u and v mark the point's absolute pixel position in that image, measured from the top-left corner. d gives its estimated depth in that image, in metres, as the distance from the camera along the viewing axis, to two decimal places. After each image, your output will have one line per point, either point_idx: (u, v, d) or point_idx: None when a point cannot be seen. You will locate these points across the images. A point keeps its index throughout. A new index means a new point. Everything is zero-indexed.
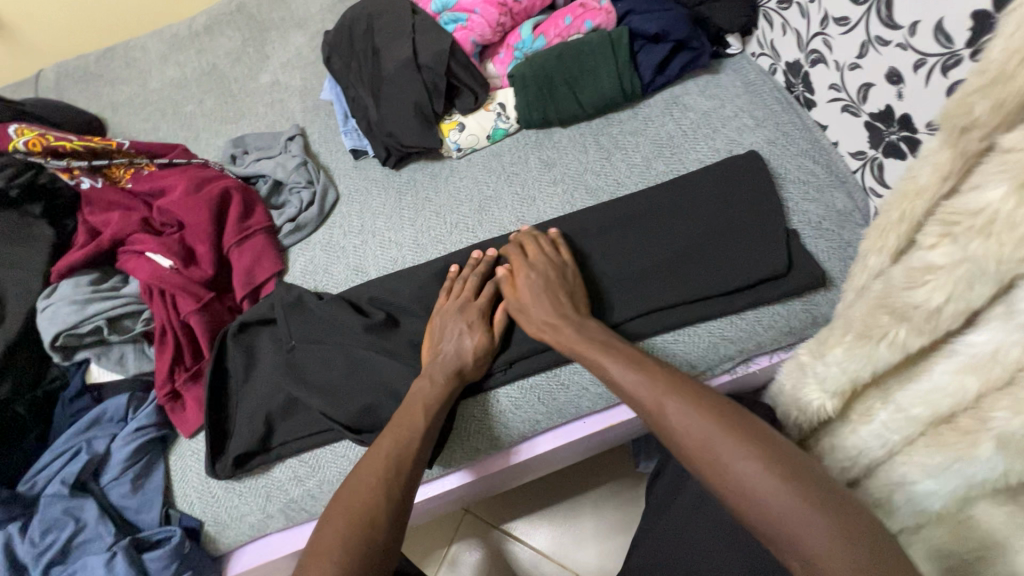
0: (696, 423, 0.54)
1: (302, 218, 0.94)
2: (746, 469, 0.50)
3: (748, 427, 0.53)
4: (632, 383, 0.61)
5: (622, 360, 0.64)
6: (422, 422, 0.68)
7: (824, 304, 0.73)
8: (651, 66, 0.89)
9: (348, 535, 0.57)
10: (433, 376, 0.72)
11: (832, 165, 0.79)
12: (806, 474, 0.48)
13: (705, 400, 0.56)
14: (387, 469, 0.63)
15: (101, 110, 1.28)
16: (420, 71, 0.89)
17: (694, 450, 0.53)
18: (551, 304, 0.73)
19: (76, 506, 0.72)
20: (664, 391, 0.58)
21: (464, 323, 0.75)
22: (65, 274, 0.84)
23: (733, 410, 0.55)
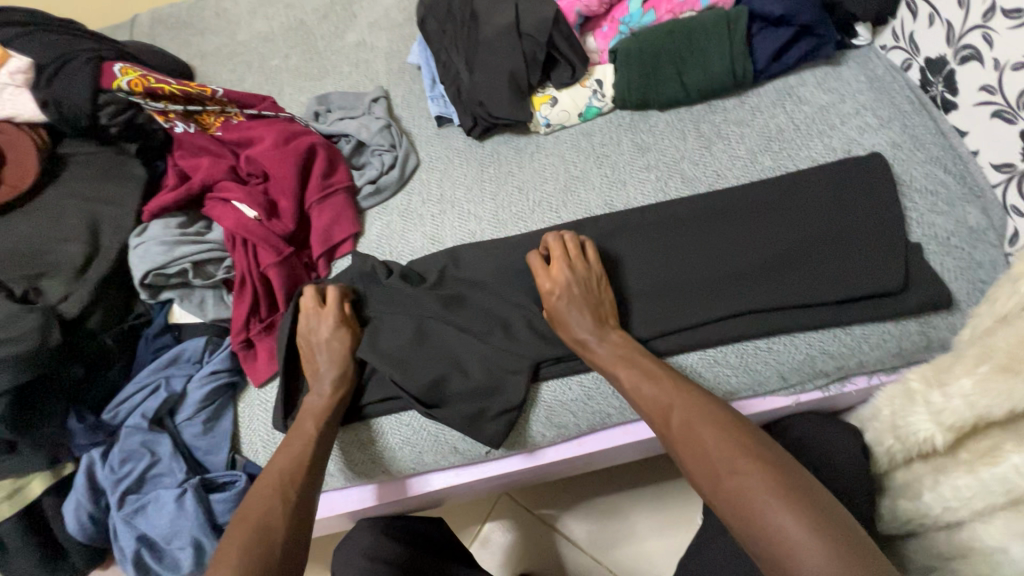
0: (701, 435, 0.56)
1: (382, 181, 0.93)
2: (739, 482, 0.51)
3: (757, 444, 0.54)
4: (651, 397, 0.62)
5: (638, 372, 0.64)
6: (309, 429, 0.69)
7: (943, 328, 0.67)
8: (768, 51, 0.82)
9: (248, 539, 0.57)
10: (321, 388, 0.73)
11: (967, 177, 0.71)
12: (803, 495, 0.48)
13: (711, 415, 0.57)
14: (280, 478, 0.64)
15: (190, 58, 1.30)
16: (521, 39, 0.86)
17: (695, 461, 0.55)
18: (590, 317, 0.68)
19: (152, 441, 0.75)
20: (675, 403, 0.60)
21: (327, 331, 0.75)
22: (156, 214, 0.86)
23: (742, 427, 0.56)
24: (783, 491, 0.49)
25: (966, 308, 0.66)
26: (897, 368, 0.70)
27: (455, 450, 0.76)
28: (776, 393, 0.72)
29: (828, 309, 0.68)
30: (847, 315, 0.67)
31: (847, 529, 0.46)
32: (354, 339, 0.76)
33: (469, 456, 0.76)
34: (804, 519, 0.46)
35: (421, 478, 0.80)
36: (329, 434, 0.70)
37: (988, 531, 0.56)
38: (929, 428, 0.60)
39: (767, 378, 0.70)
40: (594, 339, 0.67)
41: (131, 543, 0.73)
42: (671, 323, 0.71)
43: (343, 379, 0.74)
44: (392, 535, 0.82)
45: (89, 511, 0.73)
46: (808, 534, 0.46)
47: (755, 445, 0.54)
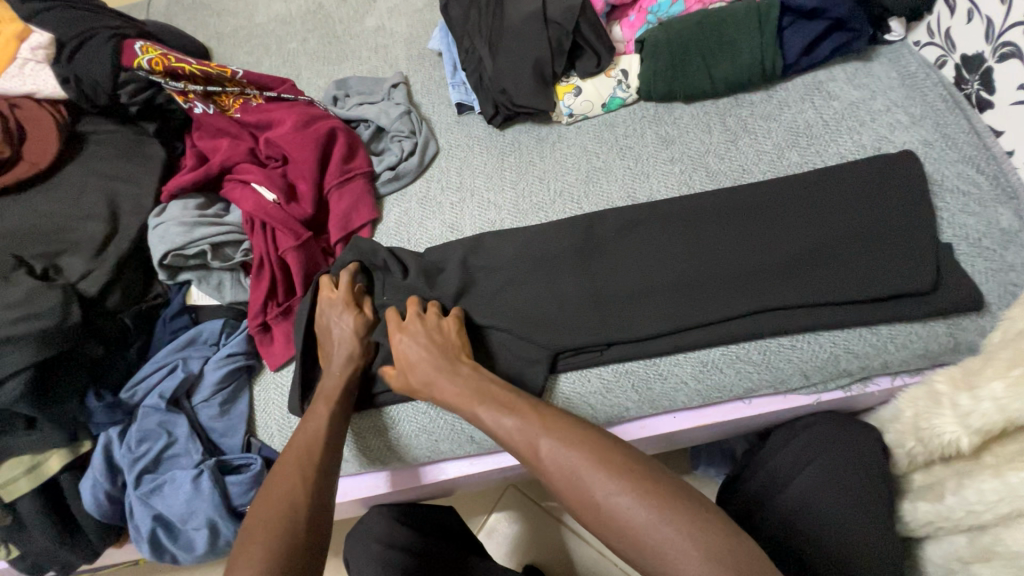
0: (569, 466, 0.53)
1: (402, 167, 0.92)
2: (619, 507, 0.49)
3: (625, 462, 0.52)
4: (503, 424, 0.60)
5: (497, 407, 0.62)
6: (323, 411, 0.69)
7: (972, 330, 0.66)
8: (799, 45, 0.81)
9: (273, 519, 0.57)
10: (330, 369, 0.73)
11: (1001, 178, 0.70)
12: (680, 506, 0.49)
13: (581, 437, 0.55)
14: (298, 459, 0.64)
15: (207, 39, 1.28)
16: (547, 25, 0.85)
17: (567, 493, 0.53)
18: (445, 360, 0.68)
19: (169, 421, 0.75)
20: (539, 431, 0.57)
21: (335, 316, 0.75)
22: (175, 195, 0.85)
23: (612, 444, 0.54)
24: (663, 507, 0.48)
25: (996, 310, 0.65)
26: (922, 370, 0.69)
27: (472, 440, 0.75)
28: (798, 392, 0.71)
29: (854, 308, 0.67)
30: (874, 314, 0.66)
31: (719, 531, 0.47)
32: (364, 323, 0.75)
33: (485, 445, 0.76)
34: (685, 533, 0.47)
35: (435, 467, 0.80)
36: (343, 415, 0.70)
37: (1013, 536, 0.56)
38: (954, 431, 0.59)
39: (789, 376, 0.69)
40: (439, 376, 0.67)
41: (147, 522, 0.73)
42: (692, 317, 0.70)
43: (354, 364, 0.73)
44: (404, 523, 0.82)
45: (106, 490, 0.73)
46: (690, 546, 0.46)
47: (624, 464, 0.52)
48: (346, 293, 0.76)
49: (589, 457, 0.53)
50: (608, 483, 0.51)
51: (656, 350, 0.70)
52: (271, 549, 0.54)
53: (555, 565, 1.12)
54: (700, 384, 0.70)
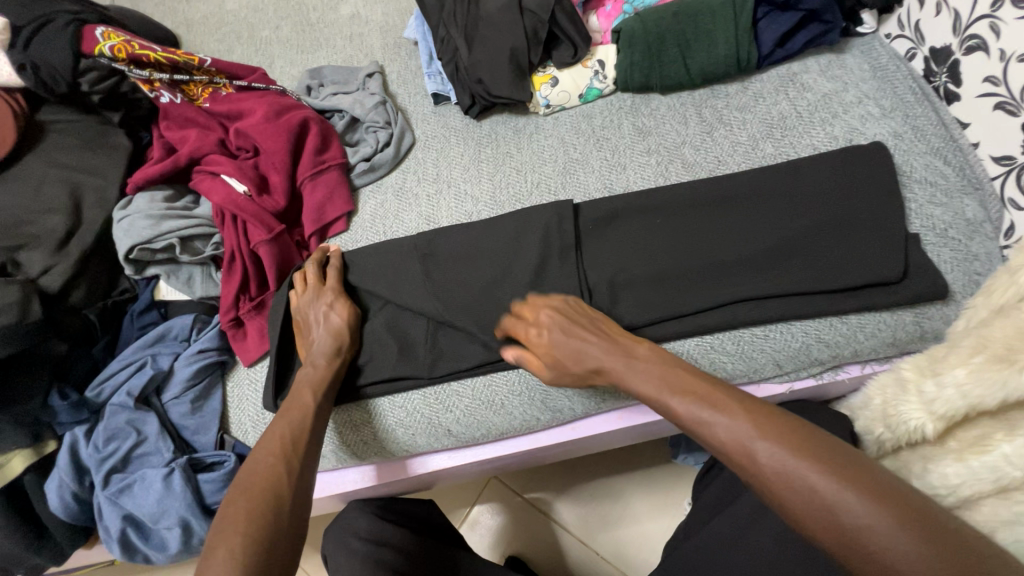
0: (806, 476, 0.44)
1: (377, 159, 0.91)
2: (883, 542, 0.40)
3: (878, 482, 0.43)
4: (714, 423, 0.51)
5: (693, 399, 0.54)
6: (308, 400, 0.68)
7: (937, 319, 0.67)
8: (773, 36, 0.81)
9: (255, 509, 0.56)
10: (314, 359, 0.71)
11: (967, 169, 0.71)
12: (963, 548, 0.39)
13: (809, 443, 0.47)
14: (280, 449, 0.62)
15: (176, 26, 1.24)
16: (522, 15, 0.84)
17: (806, 514, 0.44)
18: (599, 341, 0.65)
19: (138, 419, 0.73)
20: (754, 433, 0.48)
21: (324, 305, 0.74)
22: (141, 187, 0.83)
23: (848, 460, 0.45)
24: (928, 538, 0.39)
25: (961, 299, 0.67)
26: (890, 357, 0.71)
27: (450, 432, 0.75)
28: (771, 380, 0.72)
29: (825, 297, 0.68)
30: (845, 303, 0.67)
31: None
32: (352, 313, 0.75)
33: (463, 438, 0.76)
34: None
35: (415, 460, 0.79)
36: (326, 407, 0.69)
37: (975, 518, 0.56)
38: (919, 417, 0.59)
39: (763, 366, 0.70)
40: (611, 360, 0.63)
41: (116, 523, 0.71)
42: (668, 308, 0.70)
43: (340, 357, 0.72)
44: (383, 517, 0.82)
45: (72, 491, 0.71)
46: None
47: (878, 484, 0.43)
48: (336, 285, 0.76)
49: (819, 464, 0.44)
50: (863, 510, 0.41)
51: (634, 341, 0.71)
52: (252, 542, 0.52)
53: (537, 556, 1.12)
54: None
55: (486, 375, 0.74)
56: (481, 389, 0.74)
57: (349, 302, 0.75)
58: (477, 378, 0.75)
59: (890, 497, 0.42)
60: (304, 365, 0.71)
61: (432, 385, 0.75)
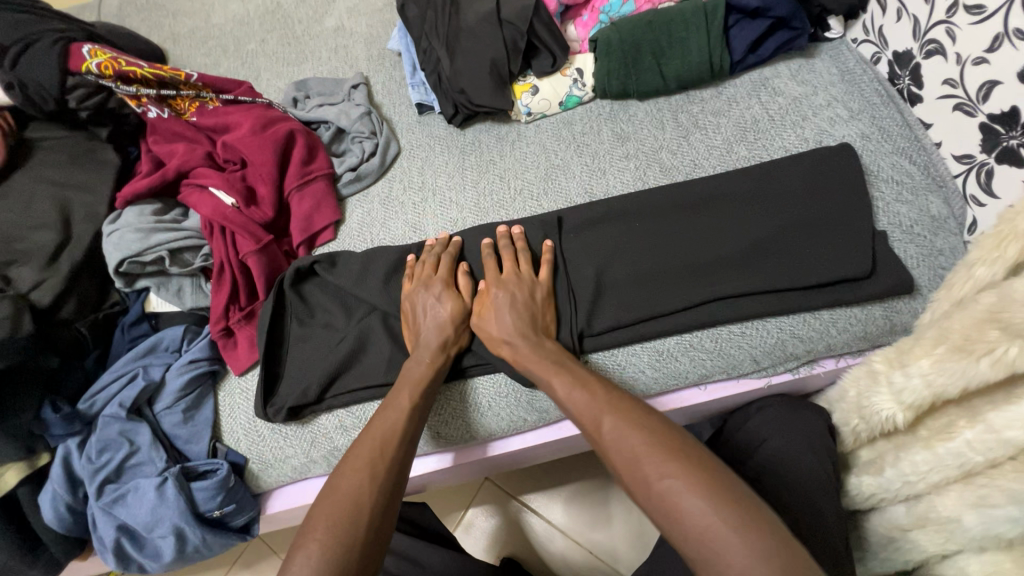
0: (632, 442, 0.55)
1: (363, 168, 0.92)
2: (670, 490, 0.50)
3: (683, 448, 0.53)
4: (576, 398, 0.62)
5: (568, 378, 0.64)
6: (405, 401, 0.68)
7: (906, 312, 0.70)
8: (744, 43, 0.84)
9: (336, 518, 0.56)
10: (420, 356, 0.72)
11: (931, 167, 0.74)
12: (732, 497, 0.48)
13: (648, 422, 0.56)
14: (371, 453, 0.63)
15: (162, 41, 1.25)
16: (501, 26, 0.86)
17: (624, 471, 0.54)
18: (528, 326, 0.70)
19: (131, 430, 0.74)
20: (605, 409, 0.59)
21: (433, 298, 0.74)
22: (130, 201, 0.85)
23: (670, 432, 0.55)
24: (715, 496, 0.48)
25: (927, 293, 0.70)
26: (863, 351, 0.73)
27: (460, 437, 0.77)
28: (749, 376, 0.74)
29: (798, 294, 0.70)
30: (817, 300, 0.70)
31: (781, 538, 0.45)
32: (461, 313, 0.74)
33: (451, 440, 0.77)
34: (728, 516, 0.46)
35: None
36: (421, 406, 0.69)
37: (943, 502, 0.58)
38: (890, 407, 0.61)
39: (740, 362, 0.72)
40: (524, 342, 0.69)
41: (111, 533, 0.72)
42: (648, 308, 0.72)
43: (442, 356, 0.72)
44: None
45: (66, 502, 0.72)
46: (727, 526, 0.46)
47: (685, 451, 0.52)
48: (446, 279, 0.76)
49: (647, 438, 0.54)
50: (662, 466, 0.51)
51: (613, 339, 0.72)
52: (327, 556, 0.53)
53: (532, 557, 1.13)
54: (655, 372, 0.73)
55: (473, 380, 0.76)
56: (469, 391, 0.76)
57: (456, 296, 0.75)
58: (463, 382, 0.76)
59: (687, 458, 0.52)
60: (409, 359, 0.72)
61: None
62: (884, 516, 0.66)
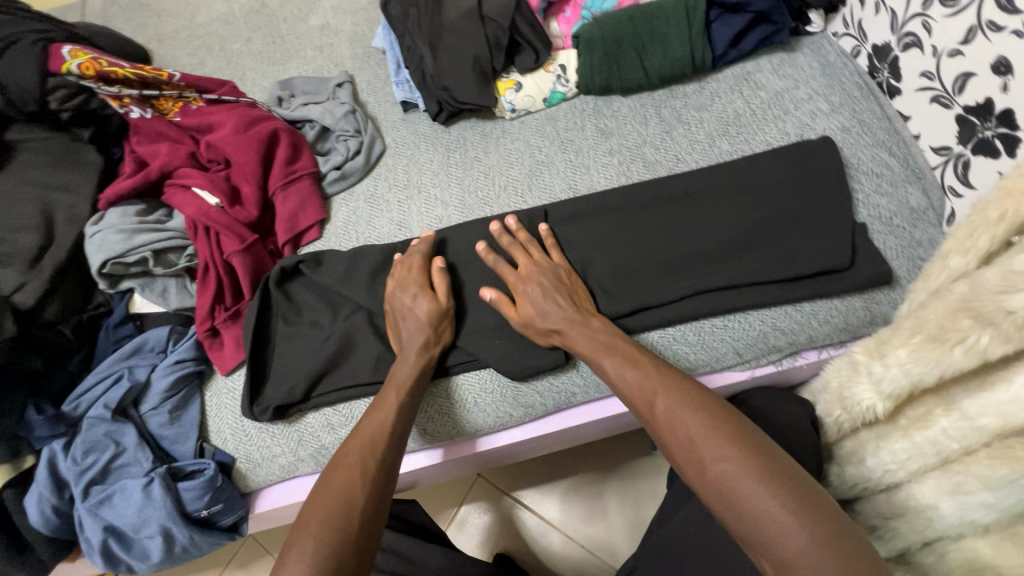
0: (688, 424, 0.55)
1: (348, 167, 0.92)
2: (725, 473, 0.50)
3: (739, 432, 0.53)
4: (627, 377, 0.63)
5: (620, 358, 0.65)
6: (393, 400, 0.68)
7: (885, 303, 0.71)
8: (726, 38, 0.84)
9: (329, 513, 0.57)
10: (406, 356, 0.72)
11: (910, 160, 0.74)
12: (786, 483, 0.48)
13: (701, 403, 0.57)
14: (362, 451, 0.63)
15: (147, 41, 1.25)
16: (484, 23, 0.86)
17: (680, 451, 0.55)
18: (568, 305, 0.70)
19: (117, 431, 0.74)
20: (659, 389, 0.60)
21: (410, 299, 0.74)
22: (113, 203, 0.84)
23: (725, 416, 0.55)
24: (770, 480, 0.48)
25: (906, 284, 0.70)
26: (844, 342, 0.74)
27: (444, 435, 0.77)
28: (733, 368, 0.75)
29: (779, 286, 0.71)
30: (798, 292, 0.70)
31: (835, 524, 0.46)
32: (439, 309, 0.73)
33: (438, 437, 0.77)
34: (785, 501, 0.47)
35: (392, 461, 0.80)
36: (408, 405, 0.69)
37: (922, 490, 0.59)
38: (870, 397, 0.61)
39: (723, 355, 0.73)
40: (571, 325, 0.69)
41: (97, 535, 0.71)
42: (632, 302, 0.73)
43: (428, 354, 0.72)
44: None
45: (52, 505, 0.72)
46: (785, 513, 0.47)
47: (742, 435, 0.53)
48: (421, 279, 0.75)
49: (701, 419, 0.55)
50: (718, 449, 0.52)
51: None
52: (319, 551, 0.53)
53: (525, 552, 1.14)
54: None
55: (457, 376, 0.77)
56: (454, 388, 0.76)
57: (431, 295, 0.74)
58: (447, 379, 0.77)
59: (742, 443, 0.52)
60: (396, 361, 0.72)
61: None
62: (867, 505, 0.67)
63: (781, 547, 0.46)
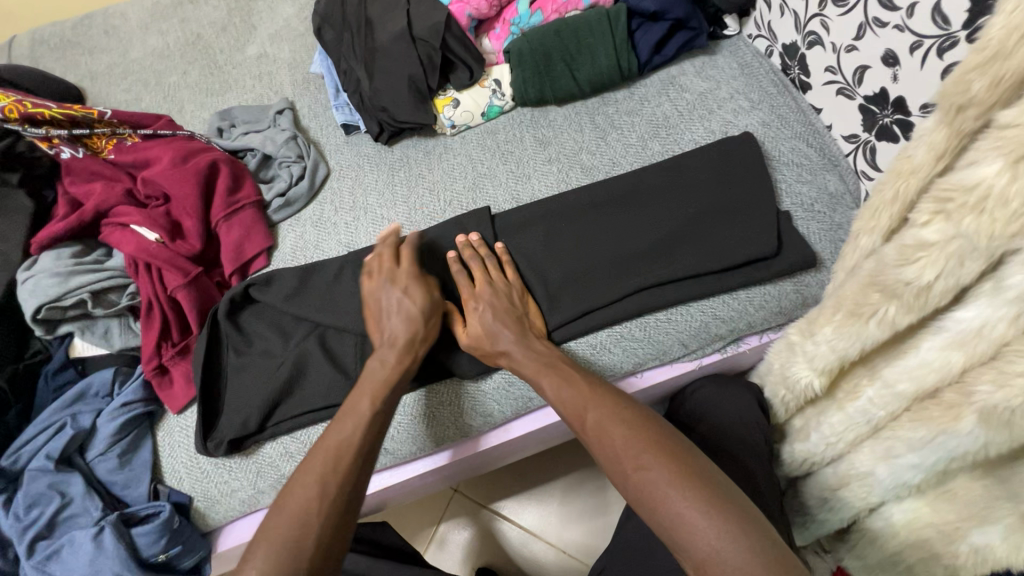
0: (613, 436, 0.57)
1: (292, 193, 0.92)
2: (646, 480, 0.52)
3: (662, 439, 0.55)
4: (559, 392, 0.64)
5: (556, 376, 0.65)
6: (370, 404, 0.66)
7: (814, 285, 0.75)
8: (649, 45, 0.88)
9: (290, 525, 0.56)
10: (383, 355, 0.70)
11: (825, 149, 0.79)
12: (704, 487, 0.50)
13: (627, 412, 0.58)
14: (325, 465, 0.60)
15: (79, 79, 1.22)
16: (415, 44, 0.89)
17: (606, 462, 0.56)
18: (513, 329, 0.71)
19: (62, 481, 0.71)
20: (588, 403, 0.61)
21: (397, 294, 0.73)
22: (46, 246, 0.82)
23: (648, 426, 0.57)
24: (687, 485, 0.50)
25: (831, 265, 0.75)
26: (782, 325, 0.78)
27: (408, 450, 0.77)
28: (681, 360, 0.77)
29: (715, 277, 0.74)
30: (733, 281, 0.73)
31: (748, 519, 0.48)
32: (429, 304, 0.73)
33: (400, 453, 0.77)
34: (698, 503, 0.49)
35: None
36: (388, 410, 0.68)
37: (860, 458, 0.62)
38: (807, 374, 0.65)
39: (670, 347, 0.75)
40: (517, 347, 0.69)
41: None
42: (579, 305, 0.75)
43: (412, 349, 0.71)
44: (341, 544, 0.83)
45: None
46: (700, 516, 0.48)
47: (662, 441, 0.55)
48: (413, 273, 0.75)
49: (625, 432, 0.56)
50: (638, 460, 0.53)
51: (565, 335, 0.74)
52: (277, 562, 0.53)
53: (507, 563, 1.14)
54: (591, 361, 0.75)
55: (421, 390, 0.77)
56: (413, 405, 0.77)
57: (422, 291, 0.74)
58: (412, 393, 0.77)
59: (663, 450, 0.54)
60: (374, 360, 0.70)
61: None
62: (819, 479, 0.70)
63: (697, 550, 0.47)
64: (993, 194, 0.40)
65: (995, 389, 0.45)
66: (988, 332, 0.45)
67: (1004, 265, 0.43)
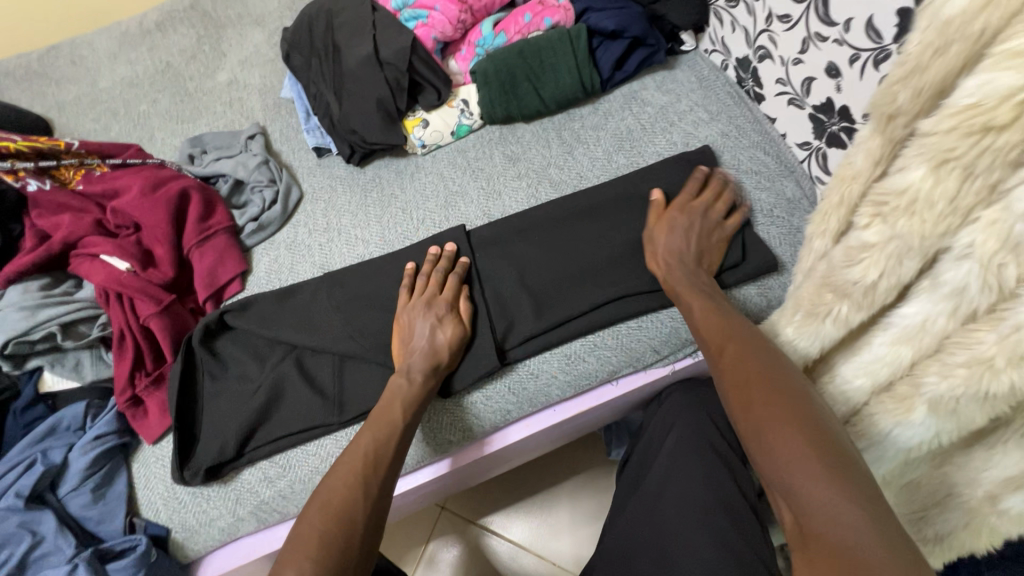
0: (748, 370, 0.54)
1: (265, 217, 0.93)
2: (758, 410, 0.50)
3: (794, 387, 0.51)
4: (706, 322, 0.64)
5: (707, 303, 0.66)
6: (398, 414, 0.68)
7: (778, 287, 0.77)
8: (610, 62, 0.91)
9: (327, 531, 0.56)
10: (410, 374, 0.71)
11: (781, 156, 0.83)
12: (826, 434, 0.46)
13: (766, 356, 0.55)
14: (356, 473, 0.62)
15: (47, 110, 1.21)
16: (383, 67, 0.90)
17: (733, 388, 0.55)
18: (691, 254, 0.73)
19: (33, 520, 0.69)
20: (734, 336, 0.59)
21: (431, 321, 0.75)
22: (13, 280, 0.82)
23: (784, 368, 0.54)
24: (801, 425, 0.47)
25: (792, 267, 0.77)
26: None
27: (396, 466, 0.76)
28: (654, 366, 0.79)
29: None
30: None
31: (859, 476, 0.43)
32: (461, 333, 0.75)
33: None
34: (810, 444, 0.45)
35: None
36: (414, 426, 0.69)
37: None
38: None
39: (642, 354, 0.77)
40: (681, 265, 0.72)
41: None
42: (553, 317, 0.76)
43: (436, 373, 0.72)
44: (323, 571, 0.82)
45: None
46: (807, 457, 0.45)
47: (791, 386, 0.51)
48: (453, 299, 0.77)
49: (758, 371, 0.53)
50: (761, 394, 0.51)
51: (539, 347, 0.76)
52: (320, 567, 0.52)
53: None
54: (565, 374, 0.77)
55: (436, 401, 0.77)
56: None
57: (456, 321, 0.76)
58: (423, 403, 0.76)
59: (784, 392, 0.51)
60: (398, 378, 0.71)
61: (344, 428, 0.76)
62: None
63: (794, 483, 0.45)
64: (921, 198, 0.42)
65: (940, 380, 0.47)
66: (930, 326, 0.47)
67: (938, 263, 0.46)
